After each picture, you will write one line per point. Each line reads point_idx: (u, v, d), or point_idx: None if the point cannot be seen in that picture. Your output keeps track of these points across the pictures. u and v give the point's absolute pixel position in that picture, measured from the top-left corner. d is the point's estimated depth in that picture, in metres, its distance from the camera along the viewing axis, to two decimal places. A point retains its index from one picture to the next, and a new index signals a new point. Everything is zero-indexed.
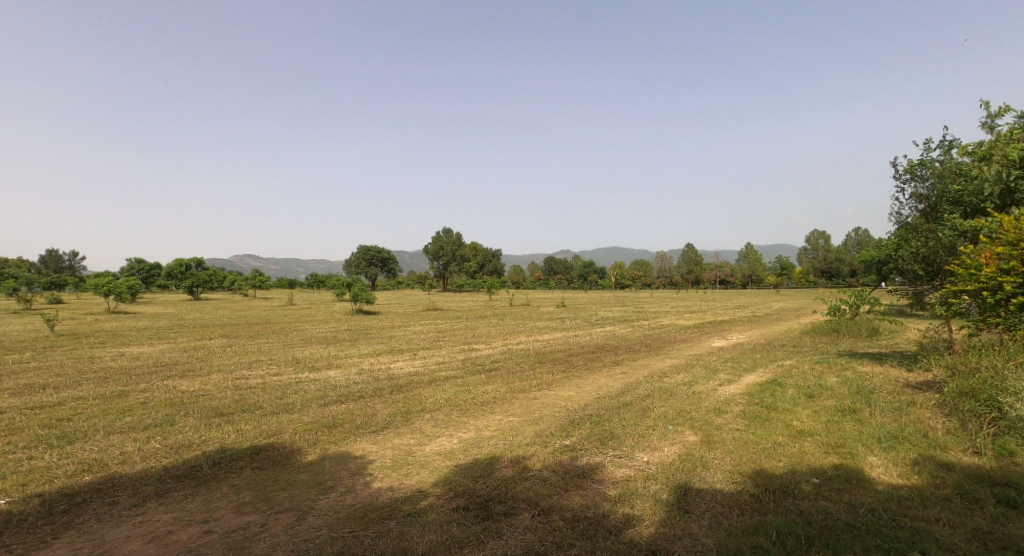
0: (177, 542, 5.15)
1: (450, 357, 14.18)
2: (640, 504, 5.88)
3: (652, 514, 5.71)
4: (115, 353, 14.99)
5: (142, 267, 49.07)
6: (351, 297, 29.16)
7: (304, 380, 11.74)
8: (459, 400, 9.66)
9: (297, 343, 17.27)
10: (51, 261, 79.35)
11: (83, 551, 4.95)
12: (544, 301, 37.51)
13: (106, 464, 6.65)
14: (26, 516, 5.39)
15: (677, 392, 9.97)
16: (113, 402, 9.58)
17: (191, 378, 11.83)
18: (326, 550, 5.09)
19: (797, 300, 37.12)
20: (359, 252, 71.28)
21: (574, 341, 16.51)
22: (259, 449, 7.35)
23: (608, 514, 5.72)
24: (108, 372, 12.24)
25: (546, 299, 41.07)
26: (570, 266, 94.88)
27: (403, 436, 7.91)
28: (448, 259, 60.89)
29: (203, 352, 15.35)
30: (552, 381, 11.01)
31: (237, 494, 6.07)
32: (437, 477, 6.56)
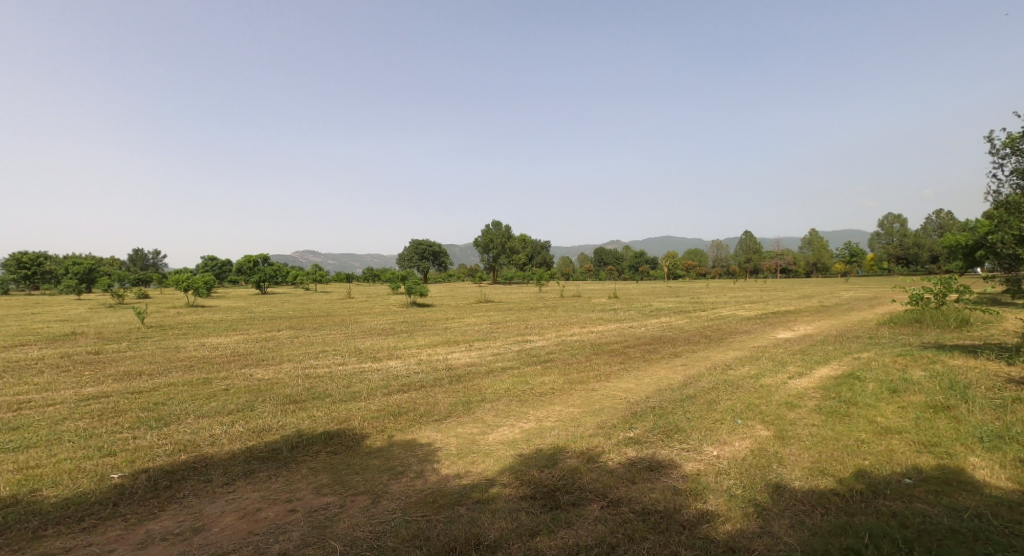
0: (266, 519, 5.44)
1: (506, 348, 14.25)
2: (714, 499, 5.71)
3: (729, 509, 5.53)
4: (197, 343, 16.10)
5: (215, 264, 52.26)
6: (405, 290, 29.84)
7: (368, 369, 12.17)
8: (518, 390, 9.70)
9: (358, 334, 17.96)
10: (139, 261, 85.87)
11: (185, 523, 5.30)
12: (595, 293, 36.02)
13: (198, 445, 7.13)
14: (135, 490, 5.84)
15: (744, 384, 9.61)
16: (199, 388, 10.26)
17: (265, 367, 12.53)
18: (401, 533, 5.23)
19: (869, 289, 34.89)
20: (411, 246, 72.91)
21: (629, 332, 16.21)
22: (332, 434, 7.67)
23: (682, 509, 5.57)
24: (193, 361, 13.15)
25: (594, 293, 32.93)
26: (623, 257, 93.27)
27: (466, 425, 8.02)
28: (498, 252, 61.31)
29: (274, 343, 16.22)
30: (610, 372, 10.86)
31: (315, 476, 6.36)
32: (502, 465, 6.61)
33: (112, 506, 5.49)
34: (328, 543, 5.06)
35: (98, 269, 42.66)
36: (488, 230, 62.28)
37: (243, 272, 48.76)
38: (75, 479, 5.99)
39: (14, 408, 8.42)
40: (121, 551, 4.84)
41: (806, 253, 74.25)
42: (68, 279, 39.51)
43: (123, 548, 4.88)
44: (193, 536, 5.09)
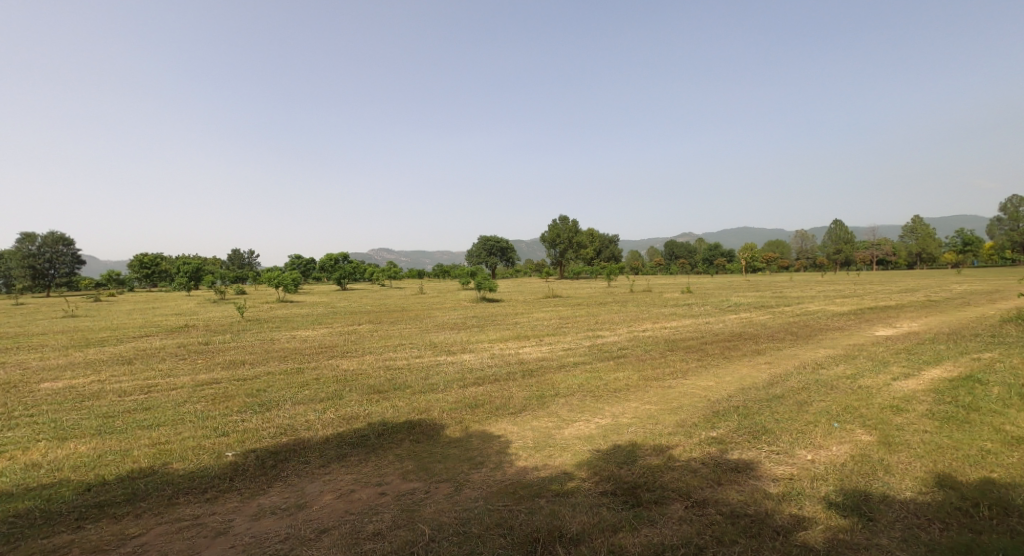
0: (359, 500, 5.79)
1: (577, 343, 14.21)
2: (811, 506, 5.42)
3: (828, 517, 5.25)
4: (289, 335, 17.34)
5: (301, 262, 55.85)
6: (475, 286, 30.31)
7: (443, 362, 12.57)
8: (593, 386, 9.65)
9: (432, 328, 18.58)
10: (236, 259, 93.31)
11: (291, 499, 5.75)
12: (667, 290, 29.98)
13: (296, 430, 7.69)
14: (246, 467, 6.40)
15: (839, 385, 9.00)
16: (294, 377, 11.08)
17: (350, 358, 13.29)
18: (485, 520, 5.38)
19: (988, 282, 31.02)
20: (479, 242, 74.04)
21: (706, 328, 15.60)
22: (414, 423, 8.02)
23: (774, 513, 5.35)
24: (286, 351, 14.19)
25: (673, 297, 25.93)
26: (697, 249, 89.60)
27: (541, 419, 8.10)
28: (565, 247, 60.76)
29: (356, 336, 17.12)
30: (687, 369, 10.58)
31: (401, 463, 6.69)
32: (580, 460, 6.64)
33: (230, 481, 6.07)
34: (418, 526, 5.29)
35: (203, 268, 46.82)
36: (555, 225, 61.77)
37: (326, 269, 51.67)
38: (197, 455, 6.66)
39: (143, 391, 9.46)
40: (239, 521, 5.32)
41: (908, 242, 67.92)
42: (179, 278, 43.62)
43: (240, 518, 5.36)
44: (298, 512, 5.50)
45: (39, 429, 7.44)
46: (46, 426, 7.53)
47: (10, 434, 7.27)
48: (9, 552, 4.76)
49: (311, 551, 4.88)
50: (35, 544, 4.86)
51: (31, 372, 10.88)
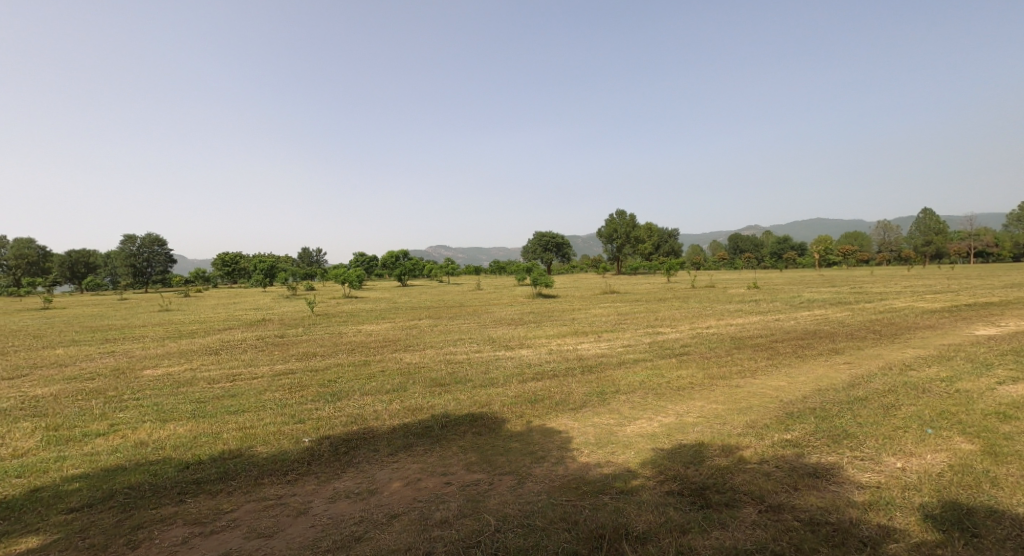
0: (427, 488, 5.98)
1: (637, 339, 13.96)
2: (902, 518, 5.09)
3: (921, 532, 4.91)
4: (354, 329, 18.08)
5: (364, 260, 58.04)
6: (531, 281, 30.39)
7: (502, 357, 12.71)
8: (655, 383, 9.46)
9: (490, 324, 18.81)
10: (305, 256, 98.30)
11: (363, 485, 6.02)
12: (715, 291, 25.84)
13: (365, 419, 8.02)
14: (321, 453, 6.76)
15: (932, 388, 8.37)
16: (361, 369, 11.56)
17: (412, 352, 13.70)
18: (548, 514, 5.41)
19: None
20: (535, 238, 74.12)
21: (776, 325, 14.91)
22: (475, 416, 8.16)
23: (859, 523, 5.07)
24: (353, 345, 14.82)
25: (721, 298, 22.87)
26: (764, 243, 85.55)
27: (602, 416, 8.03)
28: (622, 241, 59.67)
29: (416, 330, 17.61)
30: (756, 368, 10.16)
31: (464, 454, 6.85)
32: (644, 458, 6.53)
33: (307, 465, 6.43)
34: (484, 516, 5.39)
35: (276, 265, 49.58)
36: (612, 219, 60.84)
37: (387, 266, 53.33)
38: (278, 440, 7.09)
39: (228, 379, 10.18)
40: (317, 502, 5.63)
41: (1009, 233, 61.84)
42: (255, 275, 46.41)
43: (318, 499, 5.67)
44: (370, 497, 5.76)
45: (143, 411, 8.17)
46: (149, 409, 8.25)
47: (120, 414, 8.03)
48: (125, 519, 5.25)
49: (384, 535, 5.09)
50: (146, 513, 5.33)
51: (133, 360, 11.95)
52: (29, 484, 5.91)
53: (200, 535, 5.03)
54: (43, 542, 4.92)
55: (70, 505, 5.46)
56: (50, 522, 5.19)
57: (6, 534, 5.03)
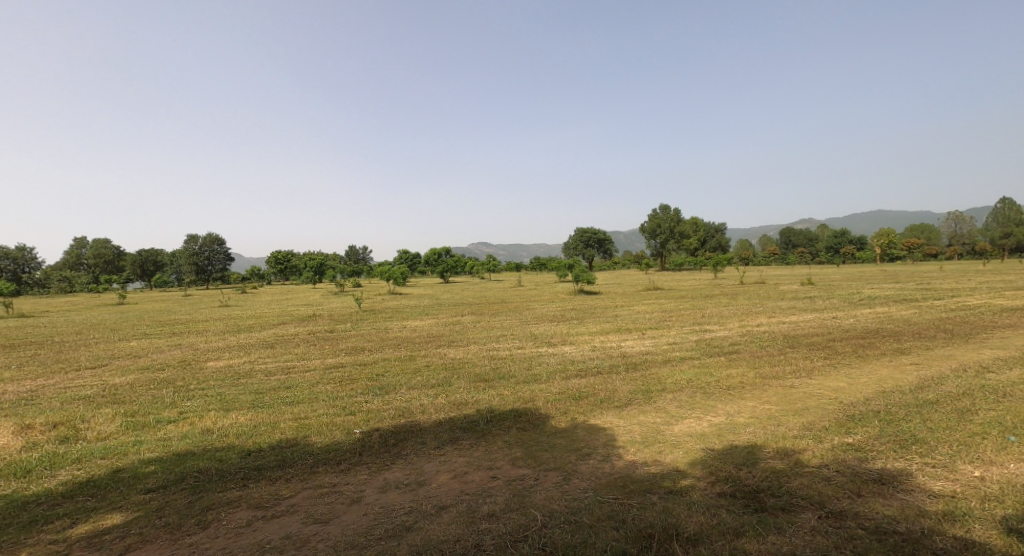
0: (473, 481, 6.06)
1: (683, 337, 13.68)
2: (979, 532, 4.80)
3: (1001, 547, 4.62)
4: (400, 325, 18.48)
5: (408, 257, 59.10)
6: (573, 278, 30.21)
7: (545, 353, 12.71)
8: (703, 382, 9.23)
9: (532, 320, 18.82)
10: (353, 253, 101.09)
11: (411, 476, 6.16)
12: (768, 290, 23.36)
13: (412, 412, 8.19)
14: (372, 444, 6.95)
15: (1013, 393, 7.82)
16: (407, 363, 11.82)
17: (456, 347, 13.88)
18: (596, 511, 5.39)
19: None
20: (576, 234, 73.61)
21: (834, 323, 14.26)
22: (520, 412, 8.20)
23: (931, 534, 4.81)
24: (399, 340, 15.15)
25: (769, 298, 20.87)
26: (819, 238, 81.97)
27: (648, 414, 7.92)
28: (667, 237, 58.52)
29: (460, 326, 17.83)
30: (812, 368, 9.76)
31: (510, 449, 6.90)
32: (694, 458, 6.40)
33: (359, 455, 6.63)
34: (530, 511, 5.42)
35: (325, 262, 51.17)
36: (656, 214, 59.73)
37: (430, 263, 54.17)
38: (331, 431, 7.34)
39: (283, 371, 10.61)
40: (369, 491, 5.80)
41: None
42: (305, 272, 48.06)
43: (370, 489, 5.84)
44: (419, 488, 5.89)
45: (208, 400, 8.63)
46: (213, 398, 8.71)
47: (187, 403, 8.50)
48: (195, 500, 5.56)
49: (434, 526, 5.19)
50: (214, 496, 5.63)
51: (197, 352, 12.64)
52: (111, 465, 6.35)
53: (261, 519, 5.26)
54: (125, 519, 5.27)
55: (147, 486, 5.83)
56: (130, 501, 5.56)
57: (93, 510, 5.41)
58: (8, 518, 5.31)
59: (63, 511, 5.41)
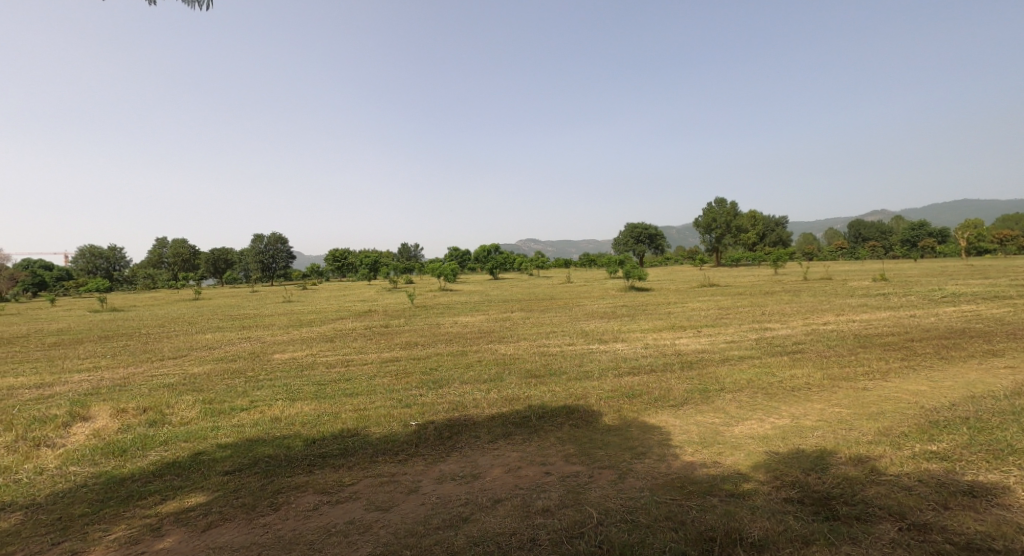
0: (527, 476, 6.08)
1: (742, 335, 13.20)
2: None
3: None
4: (451, 321, 18.77)
5: (458, 254, 59.86)
6: (624, 275, 29.75)
7: (596, 350, 12.59)
8: (764, 383, 8.88)
9: (582, 317, 18.67)
10: (405, 251, 103.56)
11: (466, 469, 6.26)
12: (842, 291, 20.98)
13: (466, 406, 8.31)
14: (427, 436, 7.10)
15: None
16: (459, 358, 11.99)
17: (507, 343, 13.95)
18: (653, 511, 5.29)
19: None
20: (627, 230, 72.37)
21: (910, 322, 13.36)
22: (572, 409, 8.16)
23: None
24: (451, 335, 15.40)
25: (839, 298, 18.82)
26: (890, 231, 76.93)
27: (706, 414, 7.69)
28: (723, 231, 56.56)
29: (510, 323, 17.91)
30: (886, 370, 9.20)
31: (563, 445, 6.88)
32: (756, 461, 6.18)
33: (415, 446, 6.80)
34: (585, 508, 5.38)
35: (379, 259, 52.62)
36: (711, 208, 57.83)
37: (480, 260, 54.70)
38: (388, 422, 7.55)
39: (343, 364, 11.00)
40: (426, 482, 5.94)
41: None
42: (361, 269, 49.59)
43: (427, 479, 5.98)
44: (474, 481, 5.97)
45: (275, 390, 9.07)
46: (280, 388, 9.16)
47: (257, 392, 8.98)
48: (267, 483, 5.86)
49: (490, 518, 5.25)
50: (284, 480, 5.91)
51: (264, 345, 13.31)
52: (193, 448, 6.79)
53: (327, 503, 5.48)
54: (206, 498, 5.62)
55: (224, 468, 6.20)
56: (210, 482, 5.93)
57: (179, 489, 5.80)
58: (108, 492, 5.78)
59: (154, 488, 5.83)
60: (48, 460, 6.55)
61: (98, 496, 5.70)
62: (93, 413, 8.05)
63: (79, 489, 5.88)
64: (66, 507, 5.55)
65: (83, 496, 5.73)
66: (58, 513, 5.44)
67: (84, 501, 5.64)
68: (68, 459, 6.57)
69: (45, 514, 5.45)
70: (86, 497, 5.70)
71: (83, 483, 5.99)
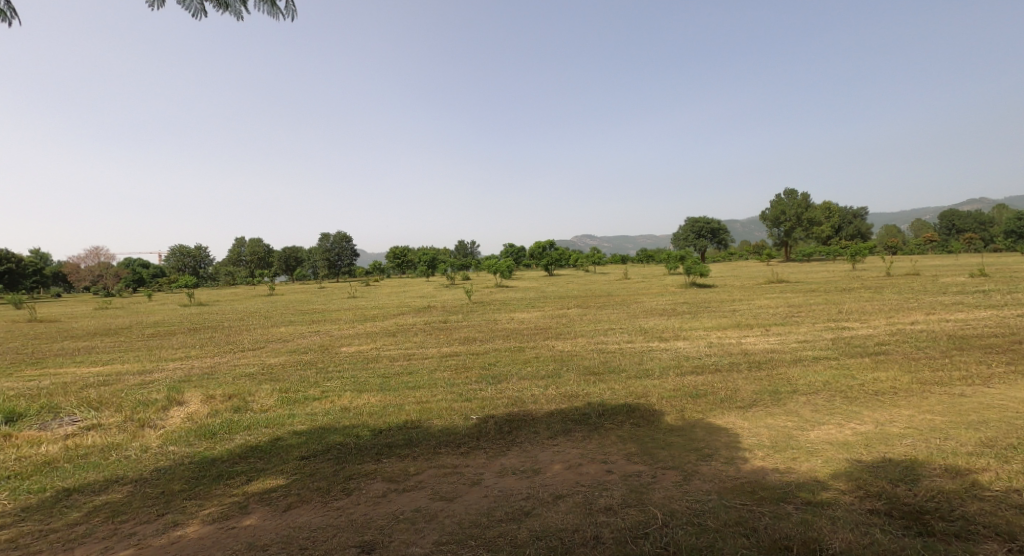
0: (588, 474, 6.00)
1: (815, 334, 12.47)
2: None
3: None
4: (508, 317, 18.84)
5: (514, 251, 60.05)
6: (685, 271, 28.80)
7: (657, 348, 12.27)
8: (843, 386, 8.34)
9: (641, 314, 18.26)
10: (461, 248, 105.19)
11: (526, 464, 6.25)
12: (934, 290, 18.94)
13: (524, 402, 8.31)
14: (488, 430, 7.15)
15: None
16: (517, 354, 12.02)
17: (564, 340, 13.85)
18: (722, 516, 5.09)
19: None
20: (687, 224, 70.17)
21: (1011, 323, 12.18)
22: (633, 408, 7.98)
23: None
24: (508, 331, 15.46)
25: (934, 298, 16.82)
26: (984, 223, 70.45)
27: (777, 417, 7.32)
28: (793, 225, 53.76)
29: (567, 319, 17.78)
30: (985, 375, 8.43)
31: (624, 444, 6.74)
32: (835, 468, 5.81)
33: (476, 440, 6.86)
34: (649, 509, 5.25)
35: (436, 255, 53.58)
36: (780, 200, 55.14)
37: (536, 256, 54.65)
38: (450, 415, 7.67)
39: (405, 358, 11.28)
40: (487, 475, 5.98)
41: None
42: (420, 266, 50.71)
43: (488, 472, 6.02)
44: (535, 476, 5.95)
45: (343, 381, 9.44)
46: (348, 380, 9.51)
47: (328, 383, 9.37)
48: (339, 469, 6.09)
49: (552, 514, 5.21)
50: (354, 467, 6.12)
51: (332, 338, 13.88)
52: (273, 433, 7.16)
53: (395, 491, 5.63)
54: (284, 480, 5.91)
55: (300, 453, 6.50)
56: (288, 465, 6.23)
57: (261, 471, 6.14)
58: (201, 471, 6.19)
59: (239, 469, 6.19)
60: (152, 439, 7.09)
61: (193, 475, 6.12)
62: (186, 398, 8.65)
63: (177, 467, 6.33)
64: (168, 483, 5.99)
65: (180, 474, 6.17)
66: (161, 488, 5.88)
67: (181, 478, 6.07)
68: (167, 439, 7.10)
69: (150, 488, 5.90)
70: (183, 475, 6.14)
71: (181, 462, 6.45)
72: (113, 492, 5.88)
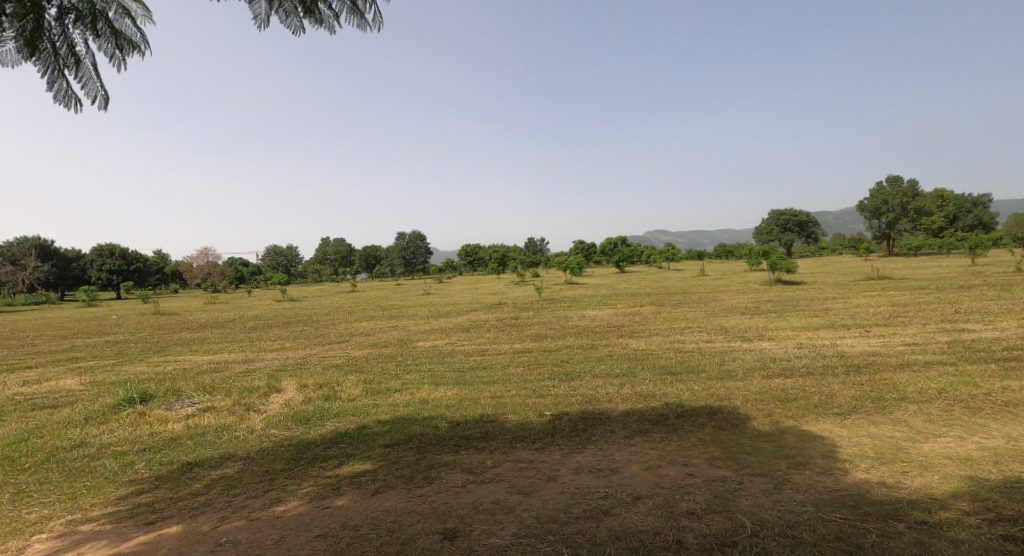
0: (668, 476, 5.74)
1: (924, 337, 11.28)
2: None
3: None
4: (579, 314, 18.58)
5: (585, 248, 59.35)
6: (769, 267, 27.12)
7: (739, 348, 11.62)
8: (963, 395, 7.47)
9: (719, 312, 17.39)
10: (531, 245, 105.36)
11: (603, 463, 6.07)
12: None
13: (599, 400, 8.11)
14: (563, 427, 7.04)
15: None
16: (590, 351, 11.80)
17: (639, 338, 13.43)
18: (821, 529, 4.68)
19: None
20: (771, 217, 66.29)
21: None
22: (716, 410, 7.56)
23: None
24: (579, 328, 15.24)
25: None
26: None
27: (882, 426, 6.67)
28: (894, 215, 49.34)
29: (640, 317, 17.28)
30: None
31: (706, 447, 6.39)
32: (955, 486, 5.20)
33: (551, 436, 6.76)
34: (737, 516, 4.93)
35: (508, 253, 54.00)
36: (881, 188, 50.85)
37: (608, 253, 53.67)
38: (525, 411, 7.62)
39: (478, 353, 11.40)
40: (564, 471, 5.87)
41: None
42: (492, 263, 51.25)
43: (565, 469, 5.91)
44: (613, 475, 5.77)
45: (422, 374, 9.67)
46: (425, 373, 9.73)
47: (407, 375, 9.65)
48: (420, 458, 6.21)
49: (632, 514, 5.02)
50: (434, 457, 6.22)
51: (409, 333, 14.30)
52: (360, 421, 7.44)
53: (474, 483, 5.65)
54: (369, 466, 6.10)
55: (383, 442, 6.69)
56: (373, 452, 6.43)
57: (350, 456, 6.38)
58: (299, 453, 6.53)
59: (331, 454, 6.47)
60: (256, 422, 7.59)
61: (292, 456, 6.46)
62: (283, 386, 9.20)
63: (278, 448, 6.72)
64: (270, 462, 6.36)
65: (280, 455, 6.54)
66: (266, 466, 6.25)
67: (282, 459, 6.43)
68: (269, 422, 7.58)
69: (256, 466, 6.30)
70: (284, 456, 6.50)
71: (281, 444, 6.85)
72: (226, 467, 6.33)
